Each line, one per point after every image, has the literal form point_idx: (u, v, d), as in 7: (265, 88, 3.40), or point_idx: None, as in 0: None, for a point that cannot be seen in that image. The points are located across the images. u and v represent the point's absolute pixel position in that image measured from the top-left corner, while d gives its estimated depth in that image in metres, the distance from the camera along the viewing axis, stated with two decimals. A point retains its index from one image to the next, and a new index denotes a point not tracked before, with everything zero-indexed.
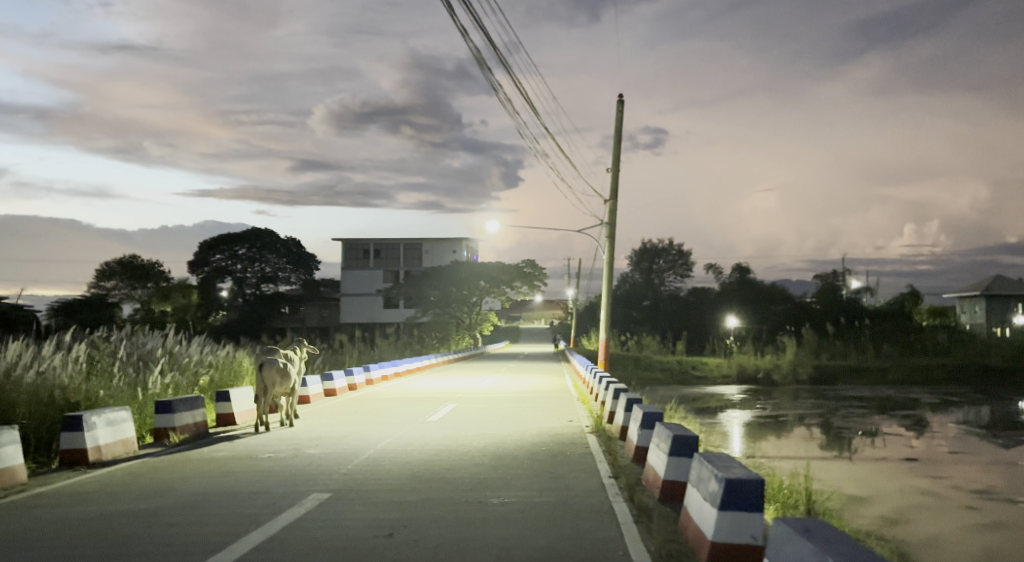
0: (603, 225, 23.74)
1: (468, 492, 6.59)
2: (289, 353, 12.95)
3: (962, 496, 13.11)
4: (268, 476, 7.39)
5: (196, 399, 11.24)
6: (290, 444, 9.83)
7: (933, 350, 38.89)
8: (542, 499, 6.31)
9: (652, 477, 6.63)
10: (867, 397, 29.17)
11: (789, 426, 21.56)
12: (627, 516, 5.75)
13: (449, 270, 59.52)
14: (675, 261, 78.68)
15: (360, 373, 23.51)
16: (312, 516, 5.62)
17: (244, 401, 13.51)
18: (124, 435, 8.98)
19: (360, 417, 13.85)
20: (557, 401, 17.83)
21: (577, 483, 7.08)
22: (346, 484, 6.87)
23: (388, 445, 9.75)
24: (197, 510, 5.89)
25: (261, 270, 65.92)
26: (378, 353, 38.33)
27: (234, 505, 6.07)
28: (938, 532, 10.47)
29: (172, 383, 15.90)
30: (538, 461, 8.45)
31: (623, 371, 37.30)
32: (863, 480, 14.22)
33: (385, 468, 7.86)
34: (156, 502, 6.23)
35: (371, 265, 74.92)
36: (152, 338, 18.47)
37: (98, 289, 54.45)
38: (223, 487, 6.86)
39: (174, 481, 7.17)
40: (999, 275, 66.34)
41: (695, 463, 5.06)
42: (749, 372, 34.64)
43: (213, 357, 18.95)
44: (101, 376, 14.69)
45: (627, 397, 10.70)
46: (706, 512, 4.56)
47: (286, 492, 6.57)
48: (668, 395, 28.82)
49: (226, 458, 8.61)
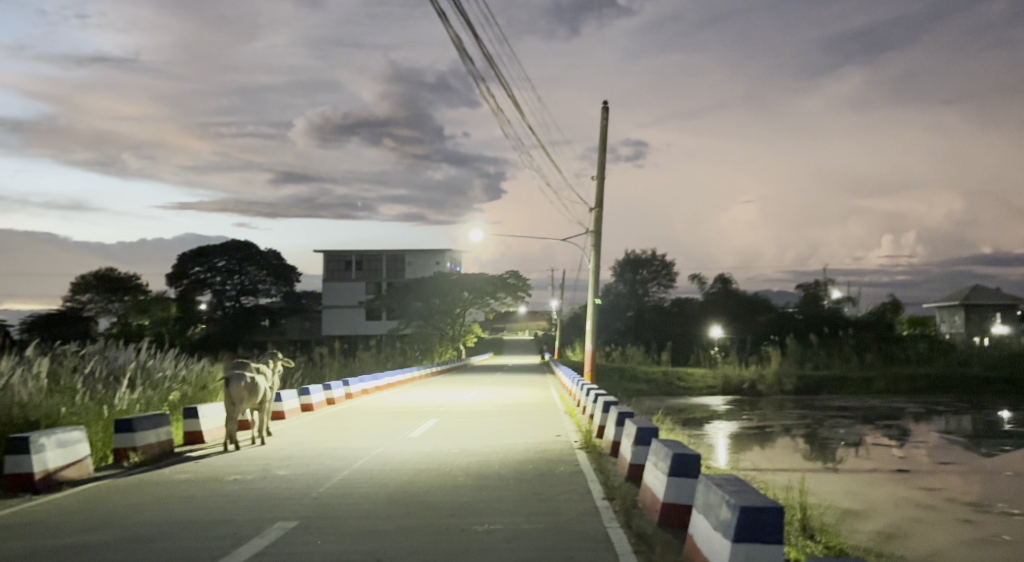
0: (588, 233, 23.36)
1: (449, 519, 6.05)
2: (261, 366, 12.33)
3: (957, 508, 12.71)
4: (231, 502, 6.76)
5: (161, 416, 10.55)
6: (260, 464, 9.19)
7: (914, 360, 38.79)
8: (533, 525, 5.78)
9: (650, 499, 6.11)
10: (851, 407, 28.87)
11: (776, 438, 21.11)
12: (624, 544, 5.25)
13: (432, 281, 58.85)
14: (659, 271, 78.54)
15: (340, 386, 22.88)
16: (277, 549, 5.07)
17: (214, 417, 12.88)
18: (77, 457, 8.32)
19: (335, 434, 13.22)
20: (545, 415, 17.26)
21: (568, 506, 6.56)
22: (316, 510, 6.31)
23: (364, 464, 9.18)
24: (145, 545, 5.28)
25: (241, 282, 64.90)
26: (359, 366, 37.49)
27: (185, 537, 5.47)
28: (938, 548, 10.05)
29: (142, 399, 15.16)
30: (525, 481, 7.92)
31: (608, 383, 36.89)
32: (856, 493, 13.80)
33: (361, 491, 7.26)
34: (100, 535, 5.59)
35: (353, 277, 74.20)
36: (123, 352, 17.70)
37: (73, 302, 53.12)
38: (180, 515, 6.25)
39: (127, 508, 6.55)
40: (977, 285, 66.77)
41: (701, 487, 4.55)
42: (734, 383, 34.28)
43: (187, 372, 18.19)
44: (65, 392, 13.93)
45: (619, 410, 10.21)
46: (717, 543, 4.04)
47: (250, 520, 5.95)
48: (653, 406, 28.32)
49: (189, 481, 7.99)
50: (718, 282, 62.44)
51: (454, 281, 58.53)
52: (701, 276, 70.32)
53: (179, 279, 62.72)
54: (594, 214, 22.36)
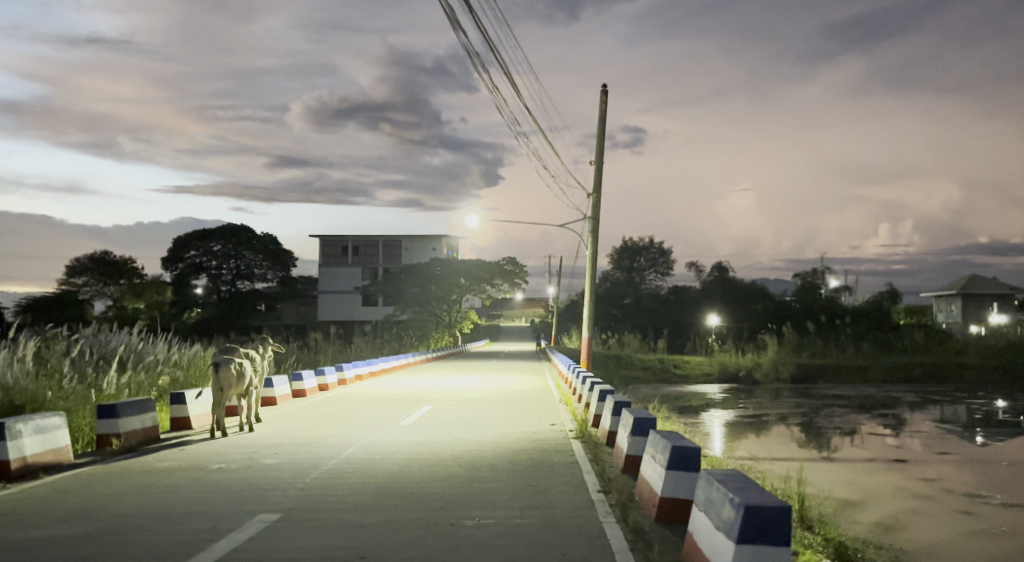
0: (586, 220, 23.04)
1: (438, 512, 5.80)
2: (250, 353, 12.04)
3: (956, 499, 12.53)
4: (214, 493, 6.49)
5: (146, 402, 10.30)
6: (246, 452, 8.92)
7: (911, 349, 38.65)
8: (524, 520, 5.55)
9: (647, 492, 5.90)
10: (848, 396, 28.73)
11: (772, 426, 20.93)
12: (620, 541, 4.99)
13: (428, 267, 58.58)
14: (656, 259, 78.39)
15: (333, 372, 22.61)
16: (255, 544, 4.83)
17: (202, 403, 12.61)
18: (56, 443, 8.06)
19: (326, 421, 12.94)
20: (541, 403, 17.01)
21: (562, 500, 6.33)
22: (301, 503, 6.06)
23: (354, 453, 8.93)
24: (119, 540, 5.03)
25: (236, 266, 64.45)
26: (355, 352, 37.25)
27: (161, 530, 5.22)
28: (937, 539, 9.88)
29: (132, 384, 14.91)
30: (518, 472, 7.68)
31: (605, 370, 36.80)
32: (855, 483, 13.59)
33: (349, 482, 6.99)
34: (71, 528, 5.33)
35: (350, 262, 73.91)
36: (115, 336, 17.41)
37: (68, 286, 52.76)
38: (160, 507, 5.99)
39: (104, 499, 6.28)
40: (974, 275, 66.51)
41: (702, 483, 4.31)
42: (731, 371, 34.18)
43: (180, 357, 17.92)
44: (52, 375, 13.66)
45: (616, 399, 9.95)
46: (719, 543, 3.81)
47: (231, 513, 5.70)
48: (648, 394, 28.21)
49: (171, 470, 7.70)
50: (715, 270, 62.18)
51: (451, 267, 58.25)
52: (699, 264, 69.96)
53: (174, 263, 62.40)
54: (592, 199, 22.07)
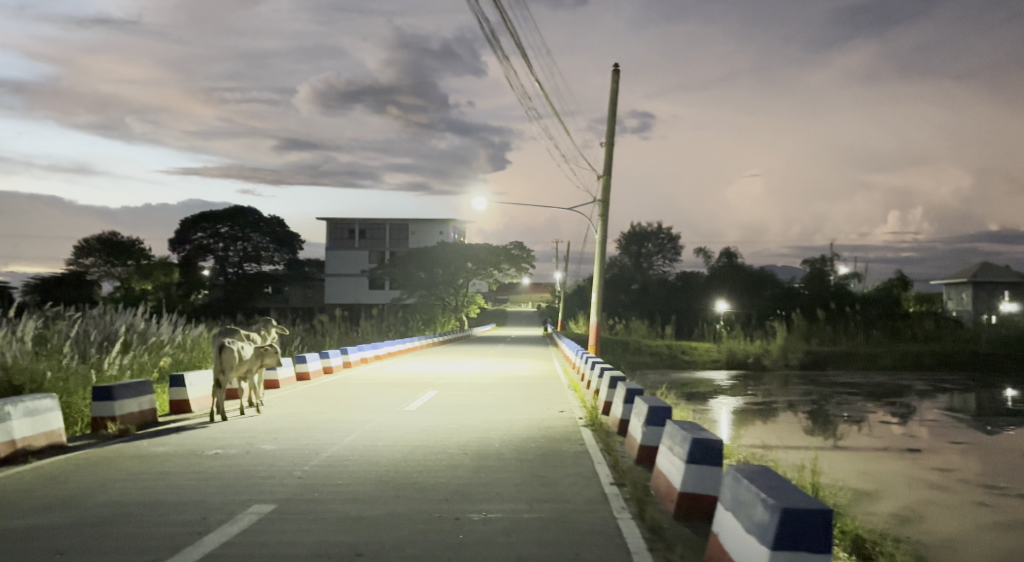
0: (595, 202, 22.58)
1: (442, 504, 5.52)
2: (252, 335, 11.66)
3: (971, 490, 12.14)
4: (208, 481, 6.20)
5: (143, 383, 10.00)
6: (245, 437, 8.65)
7: (921, 337, 38.11)
8: (535, 514, 5.24)
9: (663, 485, 5.60)
10: (858, 384, 28.25)
11: (782, 413, 20.55)
12: (639, 541, 4.63)
13: (435, 251, 58.10)
14: (664, 244, 77.83)
15: (338, 355, 22.30)
16: (246, 538, 4.51)
17: (202, 386, 12.32)
18: (48, 426, 7.80)
19: (329, 405, 12.68)
20: (548, 389, 16.72)
21: (573, 493, 6.01)
22: (298, 492, 5.78)
23: (356, 439, 8.65)
24: (104, 531, 4.73)
25: (243, 248, 64.16)
26: (360, 336, 37.03)
27: (146, 522, 4.91)
28: (954, 532, 9.48)
29: (134, 365, 14.58)
30: (526, 462, 7.39)
31: (611, 355, 36.56)
32: (870, 473, 13.20)
33: (348, 470, 6.72)
34: (51, 518, 5.03)
35: (357, 246, 73.63)
36: (117, 317, 17.07)
37: (76, 266, 52.62)
38: (149, 496, 5.69)
39: (90, 487, 5.97)
40: (986, 263, 65.53)
41: (728, 481, 3.97)
42: (739, 357, 33.78)
43: (183, 338, 17.54)
44: (52, 355, 13.36)
45: (627, 386, 9.63)
46: (751, 547, 3.47)
47: (223, 503, 5.41)
48: (657, 380, 27.94)
49: (164, 456, 7.41)
50: (724, 256, 61.57)
51: (458, 251, 57.79)
52: (707, 250, 69.28)
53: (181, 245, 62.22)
54: (602, 181, 21.62)
